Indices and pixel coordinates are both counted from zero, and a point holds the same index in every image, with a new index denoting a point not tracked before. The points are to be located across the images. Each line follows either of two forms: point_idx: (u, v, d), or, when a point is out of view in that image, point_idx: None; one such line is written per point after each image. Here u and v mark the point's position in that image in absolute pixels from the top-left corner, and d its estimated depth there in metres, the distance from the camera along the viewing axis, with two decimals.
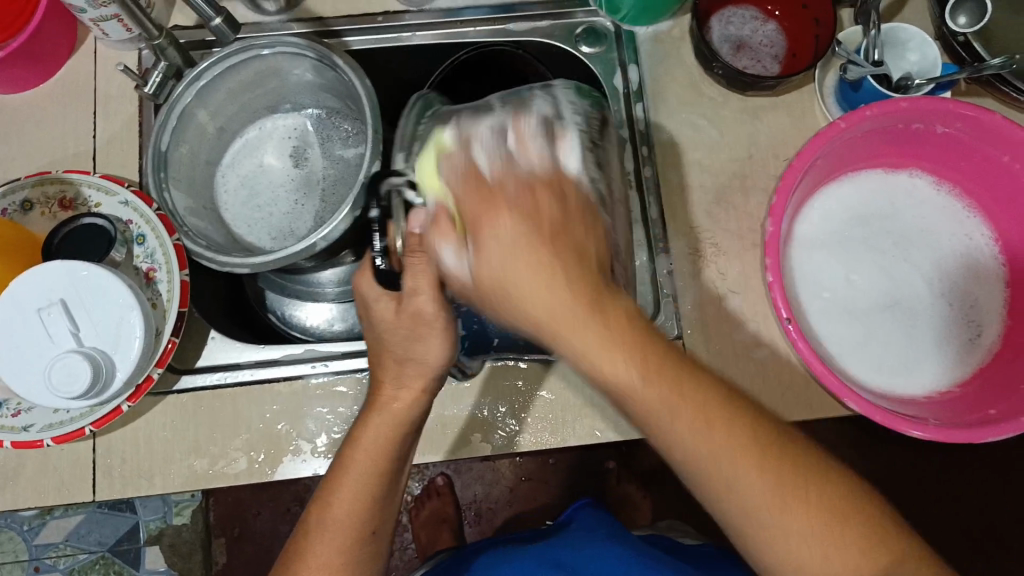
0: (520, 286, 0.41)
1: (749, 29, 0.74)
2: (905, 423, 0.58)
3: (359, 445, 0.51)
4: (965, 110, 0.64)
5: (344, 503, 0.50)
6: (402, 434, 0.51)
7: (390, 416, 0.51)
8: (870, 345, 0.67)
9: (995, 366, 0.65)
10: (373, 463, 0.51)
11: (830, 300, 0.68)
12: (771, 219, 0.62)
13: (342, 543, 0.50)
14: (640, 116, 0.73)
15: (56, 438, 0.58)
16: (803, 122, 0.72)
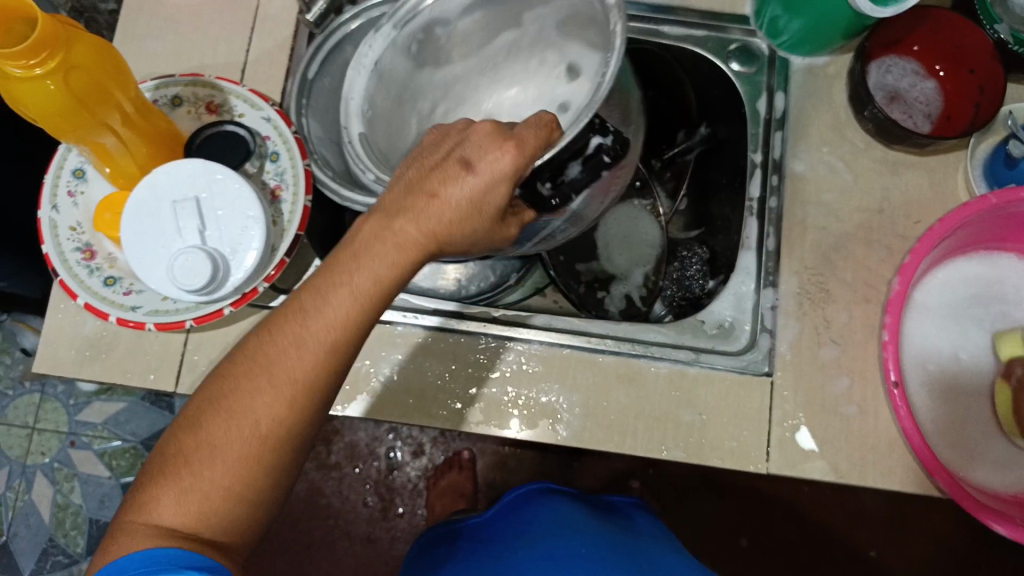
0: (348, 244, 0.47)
1: (907, 82, 0.72)
2: (991, 516, 0.58)
3: (352, 265, 0.46)
4: None
5: (319, 320, 0.46)
6: (401, 269, 0.47)
7: (391, 243, 0.46)
8: (964, 430, 0.65)
9: None
10: (364, 287, 0.46)
11: (941, 373, 0.66)
12: (899, 278, 0.63)
13: (319, 335, 0.45)
14: (776, 144, 0.71)
15: (158, 324, 0.60)
16: (943, 188, 0.70)
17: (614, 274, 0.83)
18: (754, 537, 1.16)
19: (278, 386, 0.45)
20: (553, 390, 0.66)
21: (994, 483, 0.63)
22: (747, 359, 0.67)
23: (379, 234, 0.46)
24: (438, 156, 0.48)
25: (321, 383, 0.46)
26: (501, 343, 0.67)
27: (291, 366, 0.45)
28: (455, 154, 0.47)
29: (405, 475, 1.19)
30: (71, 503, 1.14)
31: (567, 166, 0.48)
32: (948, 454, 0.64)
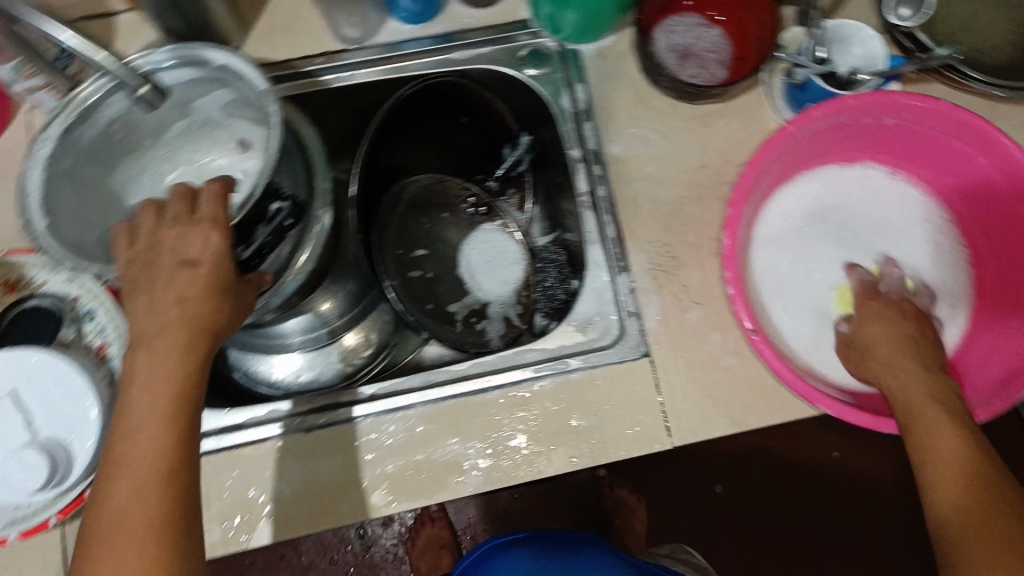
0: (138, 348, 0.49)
1: (694, 36, 0.73)
2: (882, 423, 0.60)
3: (143, 362, 0.48)
4: (914, 101, 0.64)
5: (139, 419, 0.47)
6: (194, 341, 0.49)
7: (177, 332, 0.49)
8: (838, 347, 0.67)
9: (972, 348, 0.66)
10: (166, 375, 0.48)
11: (798, 296, 0.68)
12: (728, 232, 0.62)
13: (151, 442, 0.47)
14: (589, 135, 0.72)
15: (19, 534, 0.55)
16: (754, 126, 0.72)
17: (488, 301, 0.80)
18: (727, 482, 1.18)
19: (148, 499, 0.46)
20: (450, 443, 0.65)
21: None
22: (622, 347, 0.68)
23: (157, 338, 0.49)
24: (156, 269, 0.51)
25: (175, 468, 0.47)
26: (384, 416, 0.65)
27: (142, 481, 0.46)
28: (174, 261, 0.51)
29: (382, 548, 1.16)
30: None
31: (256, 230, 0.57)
32: (823, 368, 0.66)
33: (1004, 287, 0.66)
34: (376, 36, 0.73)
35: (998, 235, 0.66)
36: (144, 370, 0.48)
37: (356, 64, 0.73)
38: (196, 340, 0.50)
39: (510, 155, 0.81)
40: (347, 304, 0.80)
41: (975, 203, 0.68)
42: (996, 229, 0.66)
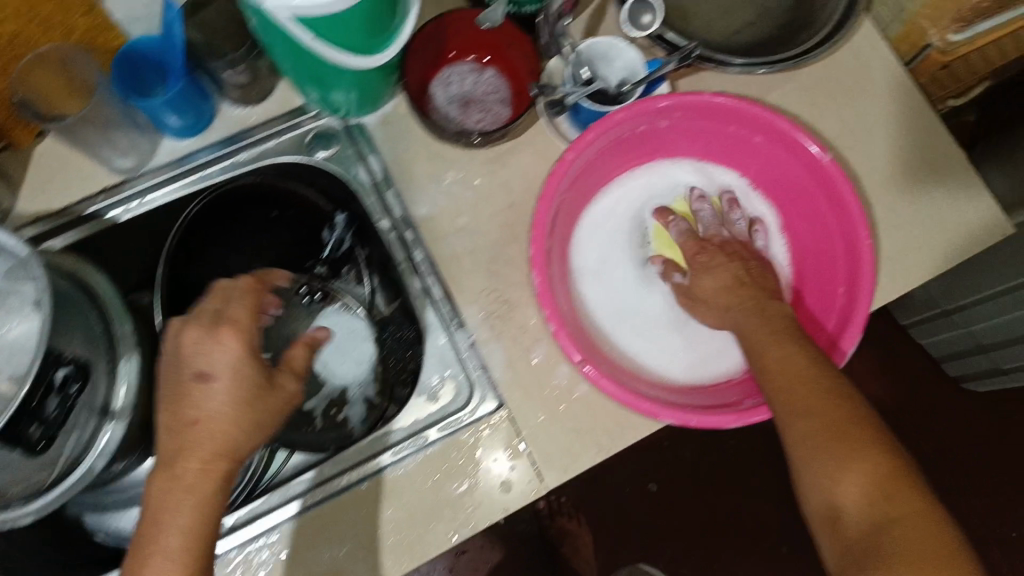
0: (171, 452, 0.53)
1: (470, 83, 0.74)
2: (722, 418, 0.60)
3: (180, 463, 0.53)
4: (676, 100, 0.66)
5: (164, 526, 0.52)
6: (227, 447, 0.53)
7: (211, 431, 0.53)
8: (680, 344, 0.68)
9: (803, 305, 0.70)
10: (200, 483, 0.52)
11: (622, 306, 0.69)
12: (536, 272, 0.63)
13: (180, 544, 0.51)
14: (393, 203, 0.72)
15: None
16: (549, 155, 0.73)
17: (346, 387, 0.79)
18: (660, 477, 1.21)
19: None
20: (326, 552, 0.65)
21: (705, 374, 0.67)
22: (473, 406, 0.68)
23: (178, 446, 0.53)
24: (178, 383, 0.55)
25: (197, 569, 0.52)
26: (255, 544, 0.66)
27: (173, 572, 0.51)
28: (189, 373, 0.54)
29: None
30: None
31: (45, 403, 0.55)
32: (660, 370, 0.67)
33: (815, 247, 0.70)
34: (156, 158, 0.71)
35: (794, 200, 0.71)
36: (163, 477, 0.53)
37: (142, 191, 0.71)
38: (213, 464, 0.53)
39: (331, 236, 0.78)
40: None
41: (764, 172, 0.71)
42: (788, 189, 0.70)
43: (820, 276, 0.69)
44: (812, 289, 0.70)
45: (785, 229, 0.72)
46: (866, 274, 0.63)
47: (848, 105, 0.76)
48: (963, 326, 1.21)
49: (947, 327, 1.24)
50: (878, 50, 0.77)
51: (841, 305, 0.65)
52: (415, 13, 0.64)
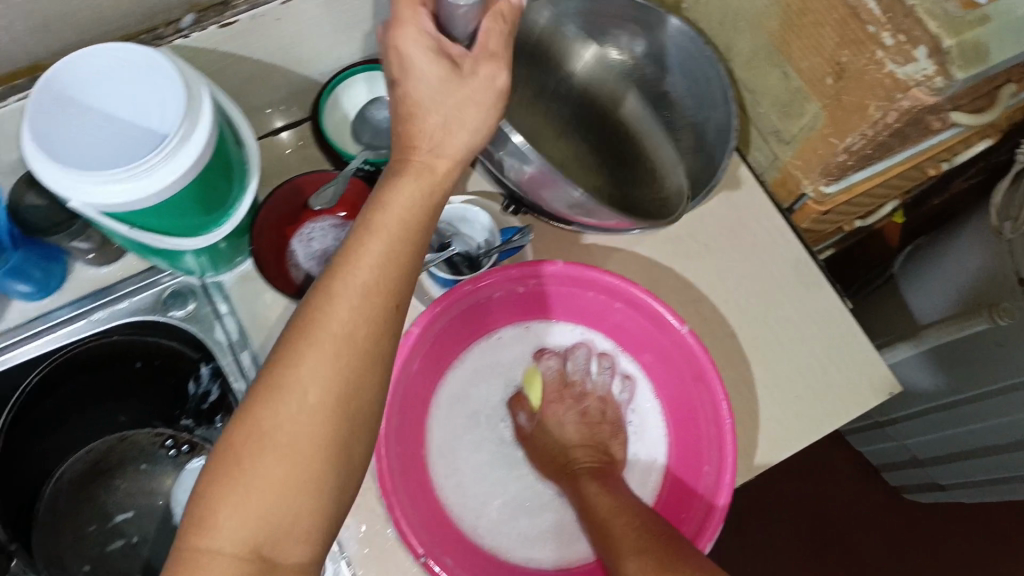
0: (369, 223, 0.46)
1: (331, 239, 0.71)
2: None
3: (373, 234, 0.46)
4: (527, 269, 0.66)
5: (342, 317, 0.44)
6: (415, 232, 0.47)
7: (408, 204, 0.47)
8: (533, 518, 0.67)
9: (674, 459, 0.68)
10: (384, 271, 0.45)
11: (476, 478, 0.68)
12: (377, 456, 0.60)
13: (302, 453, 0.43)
14: (248, 366, 0.70)
15: None
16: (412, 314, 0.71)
17: None
18: None
19: (275, 500, 0.43)
20: None
21: (567, 553, 0.65)
22: None
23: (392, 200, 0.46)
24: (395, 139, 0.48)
25: (360, 383, 0.45)
26: None
27: (286, 463, 0.43)
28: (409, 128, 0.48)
29: None
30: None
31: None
32: (513, 550, 0.65)
33: (676, 414, 0.69)
34: (7, 317, 0.71)
35: (652, 367, 0.71)
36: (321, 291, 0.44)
37: None
38: (394, 259, 0.46)
39: (199, 387, 0.75)
40: None
41: (624, 328, 0.71)
42: (648, 344, 0.70)
43: (687, 433, 0.67)
44: (682, 443, 0.68)
45: (652, 381, 0.72)
46: (727, 431, 0.62)
47: (722, 256, 0.74)
48: (897, 440, 1.17)
49: (879, 440, 1.21)
50: (752, 198, 0.76)
51: (709, 470, 0.64)
52: (252, 183, 0.67)
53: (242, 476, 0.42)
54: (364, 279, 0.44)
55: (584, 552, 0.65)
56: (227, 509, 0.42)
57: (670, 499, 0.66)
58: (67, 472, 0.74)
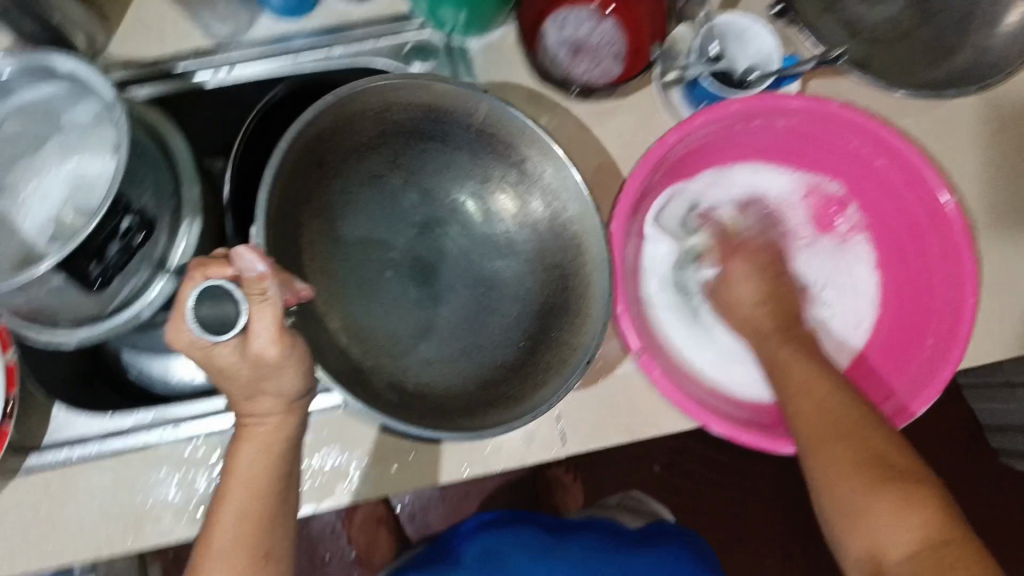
0: (245, 467, 0.54)
1: (586, 29, 0.68)
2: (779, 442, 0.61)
3: (232, 476, 0.54)
4: (804, 103, 0.63)
5: (226, 513, 0.53)
6: (280, 450, 0.55)
7: (262, 438, 0.54)
8: (733, 357, 0.69)
9: (883, 333, 0.70)
10: (251, 484, 0.54)
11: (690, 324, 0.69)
12: (612, 251, 0.62)
13: (235, 518, 0.53)
14: None
15: None
16: (652, 123, 0.69)
17: None
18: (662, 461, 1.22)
19: (235, 569, 0.52)
20: (334, 453, 0.65)
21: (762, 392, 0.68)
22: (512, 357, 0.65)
23: (267, 450, 0.54)
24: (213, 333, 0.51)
25: (270, 495, 0.54)
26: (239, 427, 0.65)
27: (252, 495, 0.53)
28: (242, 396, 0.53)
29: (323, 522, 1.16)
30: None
31: (106, 246, 0.53)
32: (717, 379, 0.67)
33: (900, 293, 0.70)
34: (253, 31, 0.70)
35: (882, 237, 0.71)
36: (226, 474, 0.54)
37: (240, 58, 0.69)
38: (267, 502, 0.54)
39: None
40: None
41: (869, 192, 0.70)
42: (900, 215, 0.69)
43: (909, 312, 0.69)
44: (897, 323, 0.69)
45: (879, 253, 0.71)
46: (965, 320, 0.63)
47: (981, 153, 0.70)
48: (1015, 404, 1.13)
49: (995, 399, 1.17)
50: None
51: (933, 350, 0.65)
52: None
53: (215, 523, 0.53)
54: (252, 470, 0.54)
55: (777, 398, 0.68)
56: (212, 567, 0.52)
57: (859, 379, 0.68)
58: None
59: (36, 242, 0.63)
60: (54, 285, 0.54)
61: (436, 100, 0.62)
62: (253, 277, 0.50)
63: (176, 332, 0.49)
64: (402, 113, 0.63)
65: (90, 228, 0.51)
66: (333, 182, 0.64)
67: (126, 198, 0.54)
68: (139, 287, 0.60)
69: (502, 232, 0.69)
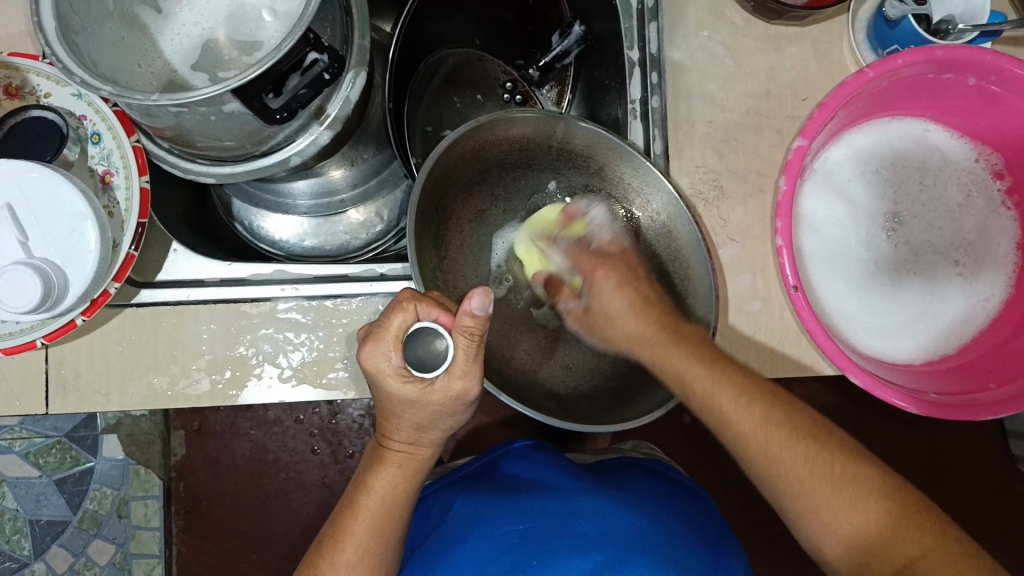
0: (366, 506, 0.54)
1: None
2: (901, 398, 0.59)
3: (368, 492, 0.54)
4: (998, 61, 0.59)
5: (354, 546, 0.53)
6: (410, 479, 0.56)
7: (399, 464, 0.55)
8: (877, 309, 0.65)
9: (996, 334, 0.63)
10: (376, 517, 0.54)
11: (849, 269, 0.65)
12: (785, 178, 0.58)
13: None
14: (653, 38, 0.64)
15: (46, 336, 0.55)
16: (828, 58, 0.66)
17: None
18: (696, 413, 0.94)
19: None
20: None
21: (902, 349, 0.64)
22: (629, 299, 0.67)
23: (393, 479, 0.55)
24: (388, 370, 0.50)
25: (383, 548, 0.54)
26: (360, 299, 0.63)
27: None
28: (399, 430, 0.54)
29: (348, 417, 1.00)
30: (8, 508, 1.05)
31: (288, 78, 0.49)
32: (856, 330, 0.64)
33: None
34: None
35: None
36: (348, 504, 0.55)
37: None
38: (378, 547, 0.54)
39: (561, 44, 0.73)
40: (364, 174, 0.76)
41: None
42: None
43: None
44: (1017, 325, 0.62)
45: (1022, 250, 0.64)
46: None
47: None
48: None
49: None
50: None
51: None
52: None
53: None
54: (383, 496, 0.54)
55: (914, 357, 0.64)
56: None
57: (987, 356, 0.63)
58: (445, 63, 0.74)
59: (179, 68, 0.59)
60: (210, 117, 0.50)
61: (529, 132, 0.62)
62: (478, 320, 0.49)
63: (375, 355, 0.50)
64: (496, 151, 0.63)
65: (277, 57, 0.46)
66: (451, 228, 0.63)
67: (315, 29, 0.49)
68: (292, 134, 0.57)
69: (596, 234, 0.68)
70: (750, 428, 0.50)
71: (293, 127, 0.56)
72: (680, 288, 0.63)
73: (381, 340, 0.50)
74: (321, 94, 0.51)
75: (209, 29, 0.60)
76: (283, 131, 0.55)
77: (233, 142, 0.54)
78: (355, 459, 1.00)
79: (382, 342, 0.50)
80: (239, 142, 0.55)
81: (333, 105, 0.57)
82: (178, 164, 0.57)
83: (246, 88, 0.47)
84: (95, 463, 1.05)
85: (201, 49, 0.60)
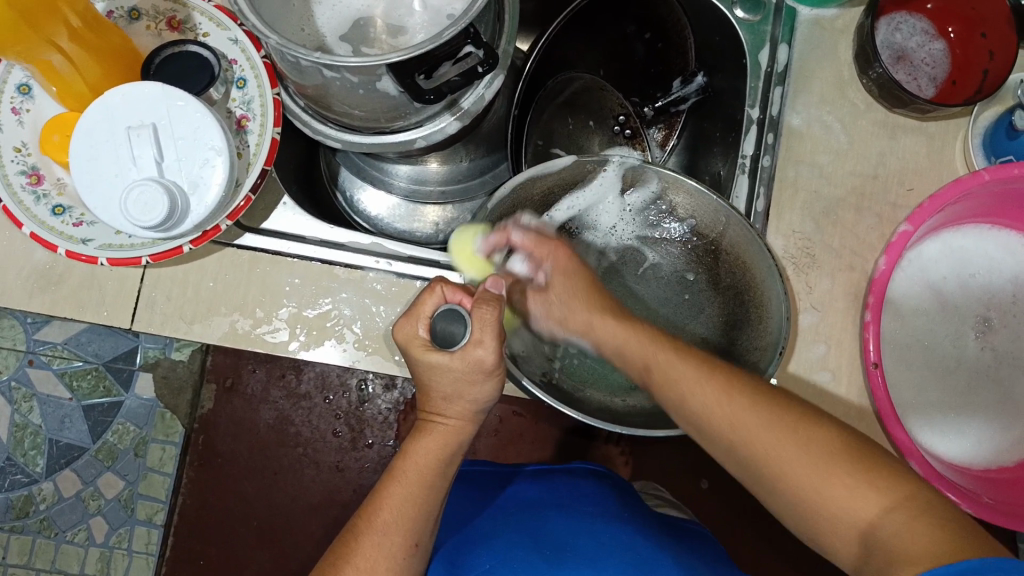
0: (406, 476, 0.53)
1: (914, 42, 0.69)
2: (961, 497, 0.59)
3: (413, 462, 0.53)
4: None
5: (395, 512, 0.51)
6: (453, 454, 0.55)
7: (445, 436, 0.54)
8: (946, 407, 0.65)
9: None
10: (417, 484, 0.53)
11: (927, 365, 0.65)
12: (885, 257, 0.61)
13: (391, 543, 0.51)
14: (775, 100, 0.66)
15: (152, 256, 0.58)
16: (940, 155, 0.67)
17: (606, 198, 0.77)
18: (721, 483, 0.90)
19: None
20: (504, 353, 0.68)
21: (966, 451, 0.64)
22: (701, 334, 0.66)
23: (440, 452, 0.54)
24: (411, 340, 0.53)
25: (421, 520, 0.52)
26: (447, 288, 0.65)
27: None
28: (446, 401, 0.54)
29: (374, 408, 0.91)
30: (31, 424, 0.92)
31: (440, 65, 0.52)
32: (921, 423, 0.64)
33: None
34: None
35: None
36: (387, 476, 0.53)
37: None
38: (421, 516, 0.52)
39: (680, 89, 0.73)
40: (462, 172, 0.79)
41: None
42: None
43: None
44: None
45: None
46: None
47: None
48: None
49: None
50: None
51: None
52: None
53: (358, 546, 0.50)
54: (426, 466, 0.53)
55: (976, 461, 0.64)
56: None
57: None
58: (570, 84, 0.76)
59: (329, 36, 0.61)
60: (358, 89, 0.53)
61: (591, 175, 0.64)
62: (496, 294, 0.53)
63: (405, 324, 0.53)
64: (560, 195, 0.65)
65: (437, 42, 0.49)
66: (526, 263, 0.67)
67: (476, 26, 0.51)
68: (424, 119, 0.59)
69: (648, 261, 0.69)
70: (736, 436, 0.45)
71: (425, 112, 0.58)
72: (753, 313, 0.61)
73: (411, 312, 0.53)
74: (467, 85, 0.53)
75: (366, 7, 0.63)
76: (413, 115, 0.58)
77: (365, 114, 0.57)
78: (373, 449, 0.93)
79: (413, 317, 0.54)
80: (371, 116, 0.57)
81: (468, 100, 0.60)
82: (307, 122, 0.60)
83: (403, 66, 0.50)
84: (124, 399, 0.94)
85: (353, 24, 0.63)
